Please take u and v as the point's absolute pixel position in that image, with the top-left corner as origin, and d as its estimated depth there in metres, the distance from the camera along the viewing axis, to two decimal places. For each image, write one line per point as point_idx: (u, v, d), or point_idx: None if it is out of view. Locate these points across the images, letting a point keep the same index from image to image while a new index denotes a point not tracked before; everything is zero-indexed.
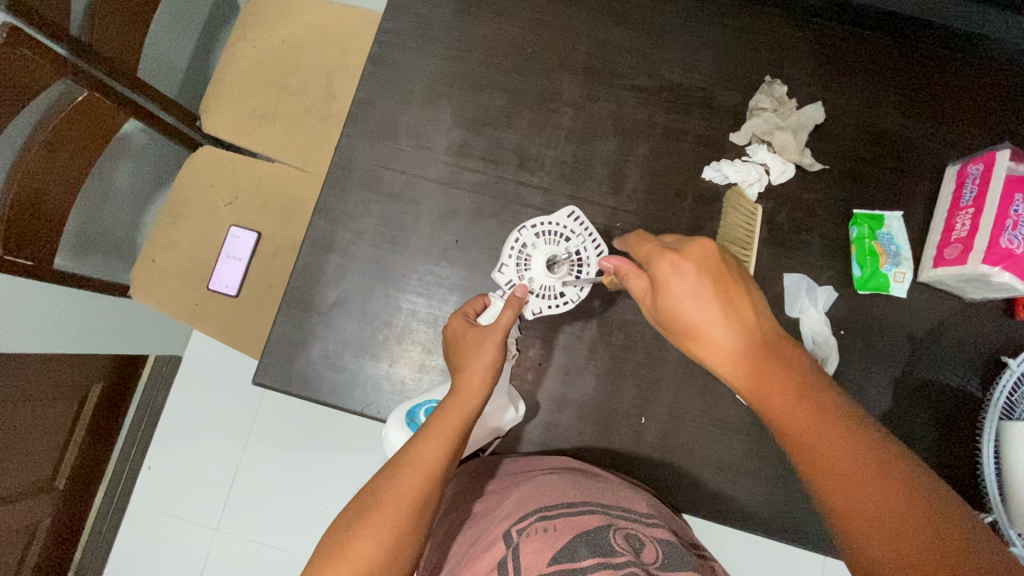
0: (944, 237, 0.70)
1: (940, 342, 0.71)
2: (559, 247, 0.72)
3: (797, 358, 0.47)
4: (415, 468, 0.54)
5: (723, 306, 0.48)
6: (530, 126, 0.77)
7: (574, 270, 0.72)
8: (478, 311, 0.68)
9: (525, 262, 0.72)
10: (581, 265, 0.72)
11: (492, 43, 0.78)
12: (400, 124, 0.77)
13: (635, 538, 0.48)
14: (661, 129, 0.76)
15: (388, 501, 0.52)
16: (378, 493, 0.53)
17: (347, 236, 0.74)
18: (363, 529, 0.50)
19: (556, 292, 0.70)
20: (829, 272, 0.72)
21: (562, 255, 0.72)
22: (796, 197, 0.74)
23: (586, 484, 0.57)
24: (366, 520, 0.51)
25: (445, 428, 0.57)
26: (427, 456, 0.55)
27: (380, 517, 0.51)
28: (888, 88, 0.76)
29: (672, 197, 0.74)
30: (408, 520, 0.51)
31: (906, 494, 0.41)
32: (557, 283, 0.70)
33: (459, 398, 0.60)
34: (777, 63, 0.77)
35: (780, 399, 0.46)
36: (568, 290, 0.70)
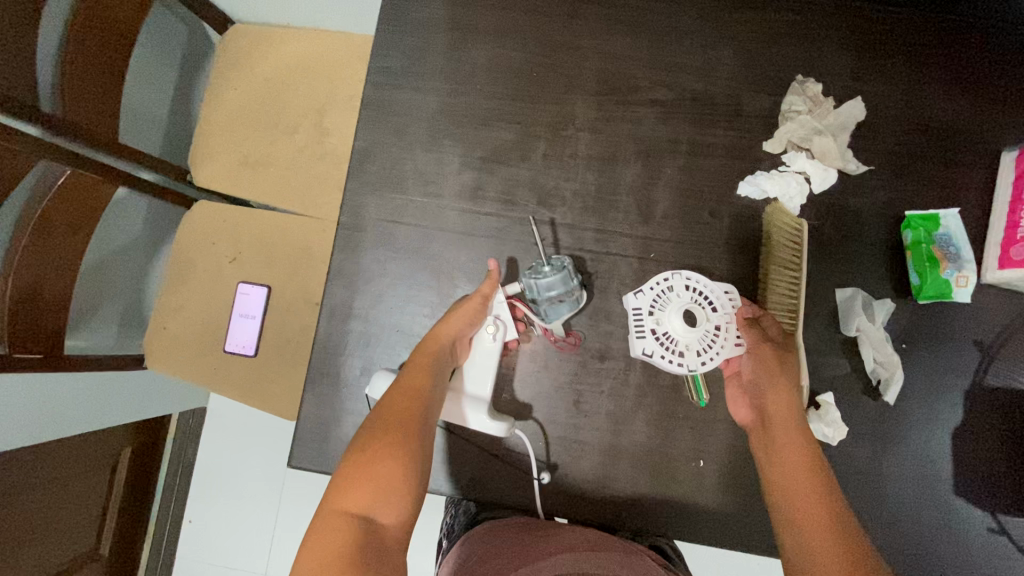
0: (1009, 234, 0.65)
1: (1012, 346, 0.66)
2: (702, 310, 0.63)
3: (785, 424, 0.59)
4: (405, 394, 0.58)
5: (790, 414, 0.59)
6: (545, 158, 0.71)
7: (706, 341, 0.62)
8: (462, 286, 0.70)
9: (660, 304, 0.64)
10: (715, 342, 0.62)
11: (493, 71, 0.72)
12: (406, 171, 0.71)
13: None
14: (687, 145, 0.70)
15: (393, 420, 0.55)
16: (381, 418, 0.56)
17: (366, 300, 0.70)
18: (378, 451, 0.52)
19: (677, 348, 0.62)
20: (884, 283, 0.68)
21: (702, 320, 0.63)
22: (842, 204, 0.68)
23: (606, 558, 0.56)
24: (379, 442, 0.53)
25: (428, 361, 0.60)
26: (420, 383, 0.59)
27: (393, 437, 0.54)
28: (929, 72, 0.69)
29: (707, 219, 0.69)
30: (415, 438, 0.55)
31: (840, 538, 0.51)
32: (683, 340, 0.62)
33: (437, 337, 0.62)
34: (807, 55, 0.70)
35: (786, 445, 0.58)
36: (688, 356, 0.62)
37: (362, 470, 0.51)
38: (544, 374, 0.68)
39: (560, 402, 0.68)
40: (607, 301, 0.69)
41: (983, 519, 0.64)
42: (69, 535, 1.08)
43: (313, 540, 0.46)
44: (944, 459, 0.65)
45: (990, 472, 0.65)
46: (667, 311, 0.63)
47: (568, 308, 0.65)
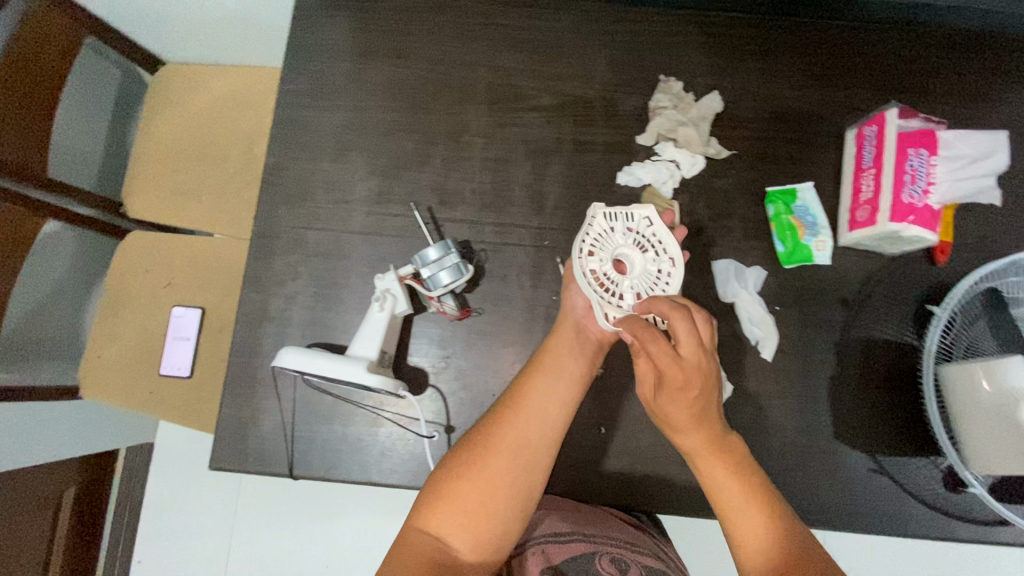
0: (854, 200, 0.72)
1: (872, 301, 0.73)
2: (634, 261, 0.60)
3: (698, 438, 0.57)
4: (534, 377, 0.63)
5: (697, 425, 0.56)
6: (445, 162, 0.78)
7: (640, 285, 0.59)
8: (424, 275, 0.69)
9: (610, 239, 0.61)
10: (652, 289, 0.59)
11: (393, 88, 0.80)
12: (316, 182, 0.77)
13: (619, 558, 0.62)
14: (570, 144, 0.78)
15: (494, 446, 0.59)
16: (478, 439, 0.60)
17: (281, 303, 0.74)
18: (493, 444, 0.59)
19: (615, 289, 0.60)
20: (754, 252, 0.75)
21: (638, 265, 0.60)
22: (709, 186, 0.77)
23: (582, 512, 0.70)
24: (467, 465, 0.58)
25: (547, 375, 0.64)
26: (533, 403, 0.62)
27: (481, 462, 0.58)
28: (775, 66, 0.79)
29: (592, 207, 0.76)
30: (509, 463, 0.59)
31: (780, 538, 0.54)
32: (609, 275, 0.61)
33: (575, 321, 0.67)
34: (669, 58, 0.79)
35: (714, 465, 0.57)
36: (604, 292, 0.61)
37: (467, 459, 0.59)
38: (453, 359, 0.73)
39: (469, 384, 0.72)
40: (508, 288, 0.75)
41: (862, 461, 0.70)
42: None
43: (427, 515, 0.57)
44: (823, 408, 0.71)
45: (865, 417, 0.71)
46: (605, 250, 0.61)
47: (451, 276, 0.68)
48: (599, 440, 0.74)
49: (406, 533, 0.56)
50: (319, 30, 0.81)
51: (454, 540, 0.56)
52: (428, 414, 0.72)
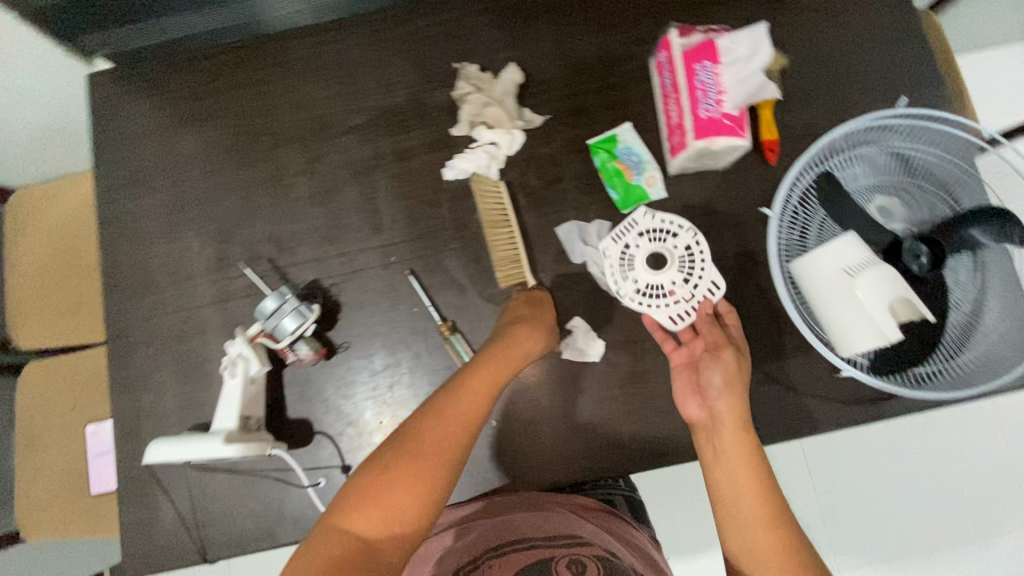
0: (668, 127, 0.72)
1: (717, 220, 0.74)
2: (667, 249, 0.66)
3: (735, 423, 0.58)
4: (451, 418, 0.58)
5: (735, 411, 0.59)
6: (274, 211, 0.77)
7: (684, 270, 0.65)
8: (272, 325, 0.68)
9: (628, 263, 0.66)
10: (648, 300, 0.65)
11: (206, 154, 0.79)
12: (155, 268, 0.77)
13: (576, 561, 0.61)
14: (390, 155, 0.78)
15: (430, 446, 0.55)
16: (417, 438, 0.55)
17: (152, 396, 0.73)
18: (430, 448, 0.55)
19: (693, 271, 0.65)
20: (593, 207, 0.75)
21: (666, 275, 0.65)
22: (534, 156, 0.76)
23: (535, 511, 0.68)
24: (401, 464, 0.53)
25: (486, 389, 0.61)
26: (468, 407, 0.59)
27: (417, 464, 0.54)
28: (566, 21, 0.79)
29: (427, 211, 0.76)
30: (440, 467, 0.54)
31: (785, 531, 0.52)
32: (666, 281, 0.65)
33: (503, 368, 0.63)
34: (463, 43, 0.79)
35: (733, 452, 0.57)
36: (677, 290, 0.65)
37: (382, 507, 0.51)
38: (332, 399, 0.72)
39: (355, 418, 0.71)
40: (367, 313, 0.74)
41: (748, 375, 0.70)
42: None
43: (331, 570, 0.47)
44: None
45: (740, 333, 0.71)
46: (647, 245, 0.66)
47: (295, 320, 0.68)
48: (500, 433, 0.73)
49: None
50: (120, 120, 0.81)
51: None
52: (320, 460, 0.70)
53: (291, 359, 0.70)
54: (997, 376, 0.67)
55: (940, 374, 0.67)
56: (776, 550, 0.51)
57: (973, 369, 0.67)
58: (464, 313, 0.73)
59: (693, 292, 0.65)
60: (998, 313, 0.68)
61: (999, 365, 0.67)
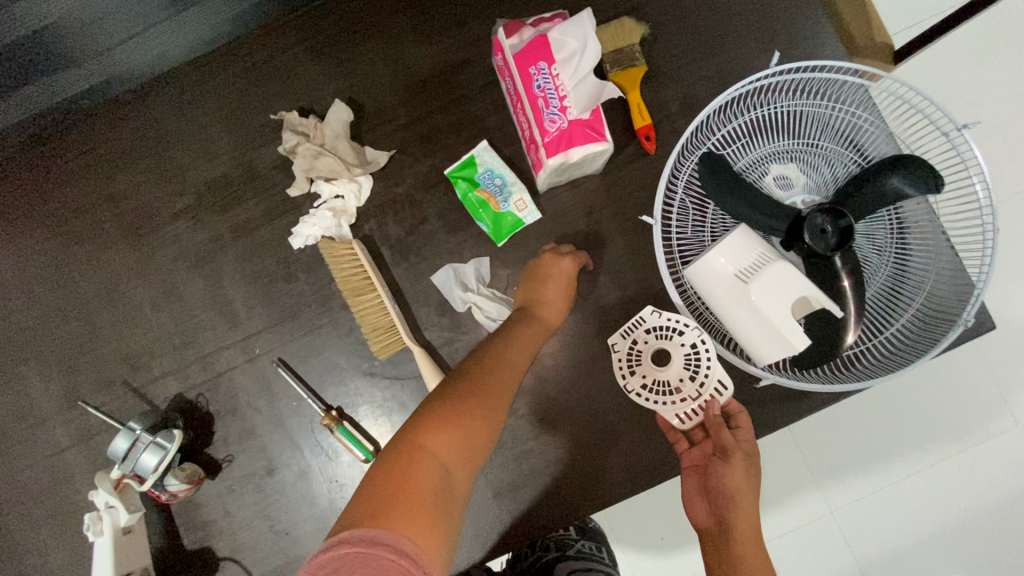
0: (524, 141, 0.62)
1: (603, 228, 0.65)
2: (672, 340, 0.60)
3: (744, 519, 0.53)
4: (494, 372, 0.52)
5: (749, 512, 0.53)
6: (118, 325, 0.68)
7: (690, 366, 0.60)
8: (132, 466, 0.60)
9: (635, 362, 0.62)
10: (655, 397, 0.60)
11: (25, 276, 0.69)
12: (2, 418, 0.68)
13: None
14: (228, 235, 0.68)
15: (483, 397, 0.49)
16: (470, 388, 0.49)
17: (34, 559, 0.66)
18: (483, 400, 0.49)
19: (702, 371, 0.60)
20: (466, 244, 0.66)
21: (675, 365, 0.59)
22: (388, 200, 0.67)
23: None
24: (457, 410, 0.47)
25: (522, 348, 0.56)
26: (511, 364, 0.54)
27: (474, 413, 0.47)
28: (389, 35, 0.68)
29: (285, 288, 0.67)
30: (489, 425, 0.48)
31: None
32: (671, 377, 0.59)
33: (531, 328, 0.58)
34: (279, 87, 0.68)
35: (746, 550, 0.51)
36: (685, 388, 0.59)
37: (461, 439, 0.46)
38: (228, 519, 0.65)
39: (258, 534, 0.64)
40: (244, 417, 0.66)
41: None
42: None
43: (391, 516, 0.38)
44: (607, 363, 0.65)
45: None
46: (654, 339, 0.61)
47: (155, 455, 0.60)
48: None
49: (363, 540, 0.36)
50: None
51: (424, 551, 0.37)
52: None
53: (165, 495, 0.63)
54: (933, 344, 0.58)
55: (865, 355, 0.60)
56: None
57: (904, 341, 0.60)
58: (348, 395, 0.65)
59: (699, 389, 0.59)
60: (923, 270, 0.60)
61: (936, 329, 0.59)
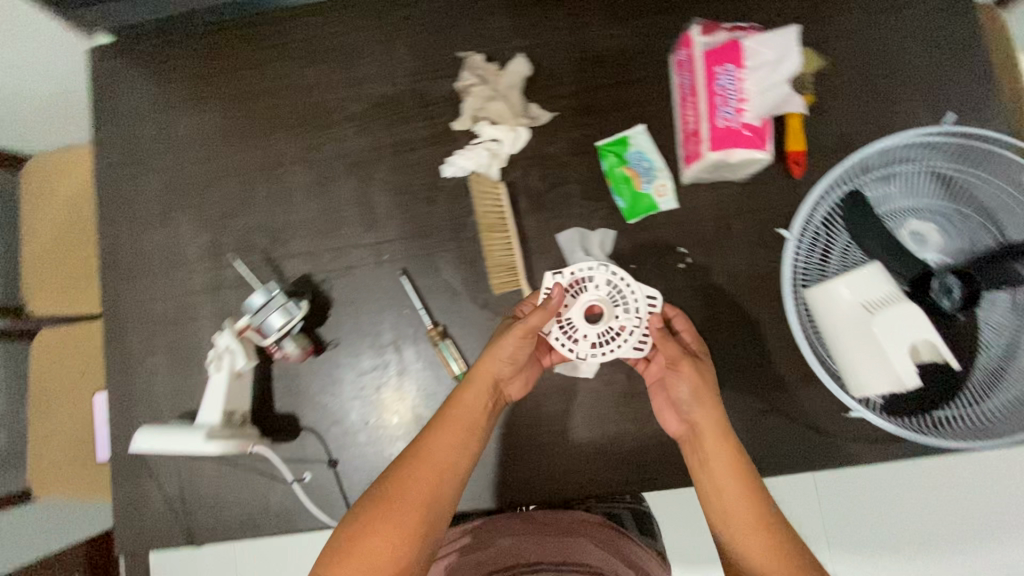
0: (684, 133, 0.67)
1: (729, 235, 0.69)
2: (601, 296, 0.60)
3: (709, 420, 0.58)
4: (455, 423, 0.60)
5: (715, 422, 0.58)
6: (269, 200, 0.75)
7: (618, 302, 0.61)
8: (257, 321, 0.66)
9: (568, 330, 0.61)
10: (611, 339, 0.60)
11: (203, 135, 0.77)
12: (151, 251, 0.76)
13: None
14: (388, 147, 0.74)
15: (431, 456, 0.58)
16: (425, 448, 0.59)
17: (145, 380, 0.74)
18: (429, 460, 0.58)
19: (631, 300, 0.60)
20: (599, 212, 0.70)
21: (609, 314, 0.60)
22: (539, 154, 0.72)
23: None
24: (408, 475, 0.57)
25: (483, 387, 0.62)
26: (472, 407, 0.61)
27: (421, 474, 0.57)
28: (582, 8, 0.73)
29: (425, 208, 0.73)
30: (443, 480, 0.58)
31: (769, 534, 0.55)
32: (608, 324, 0.60)
33: (478, 387, 0.62)
34: (470, 28, 0.74)
35: (715, 454, 0.58)
36: (622, 322, 0.60)
37: (411, 499, 0.56)
38: (319, 396, 0.71)
39: (343, 416, 0.71)
40: (356, 311, 0.72)
41: (752, 404, 0.67)
42: None
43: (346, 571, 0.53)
44: None
45: (740, 358, 0.68)
46: (578, 300, 0.61)
47: (281, 317, 0.66)
48: None
49: None
50: (119, 97, 0.79)
51: None
52: (304, 455, 0.70)
53: (278, 355, 0.70)
54: None
55: (958, 421, 0.60)
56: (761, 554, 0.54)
57: (999, 418, 0.59)
58: (455, 318, 0.71)
59: (638, 321, 0.60)
60: None
61: None
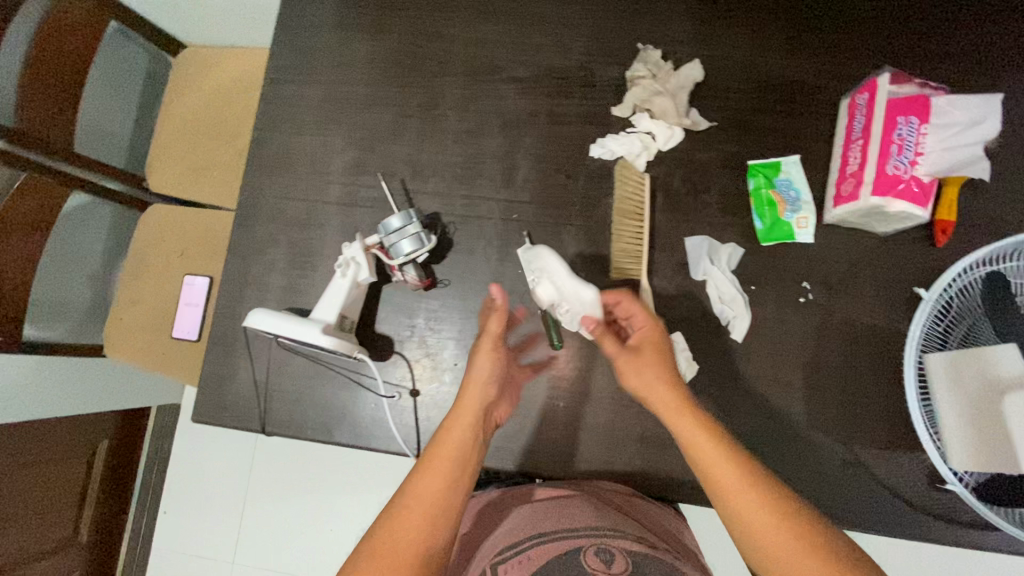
0: (841, 173, 0.67)
1: (855, 284, 0.69)
2: (547, 299, 0.66)
3: (676, 398, 0.57)
4: (441, 448, 0.57)
5: (677, 396, 0.57)
6: (418, 135, 0.79)
7: (555, 298, 0.65)
8: (390, 241, 0.69)
9: None
10: (566, 332, 0.67)
11: (373, 60, 0.81)
12: (296, 154, 0.80)
13: (604, 550, 0.54)
14: (544, 116, 0.77)
15: (423, 486, 0.54)
16: (415, 482, 0.55)
17: (261, 269, 0.78)
18: (422, 488, 0.54)
19: (561, 291, 0.64)
20: (732, 228, 0.71)
21: (553, 313, 0.66)
22: (687, 158, 0.73)
23: (551, 510, 0.63)
24: (405, 510, 0.53)
25: (462, 412, 0.59)
26: (456, 430, 0.58)
27: (417, 503, 0.53)
28: (765, 33, 0.74)
29: (563, 180, 0.75)
30: (442, 506, 0.53)
31: (782, 514, 0.49)
32: (552, 324, 0.66)
33: (461, 415, 0.59)
34: (651, 26, 0.76)
35: (697, 437, 0.54)
36: (566, 310, 0.64)
37: (414, 533, 0.51)
38: (420, 328, 0.74)
39: (437, 353, 0.73)
40: (474, 260, 0.75)
41: (837, 452, 0.67)
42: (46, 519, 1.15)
43: None
44: (796, 393, 0.68)
45: (836, 405, 0.68)
46: (526, 307, 0.67)
47: (413, 245, 0.69)
48: (561, 414, 0.72)
49: None
50: (306, 7, 0.83)
51: None
52: (392, 378, 0.73)
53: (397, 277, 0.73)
54: None
55: None
56: (774, 529, 0.49)
57: None
58: None
59: (575, 309, 0.64)
60: None
61: None
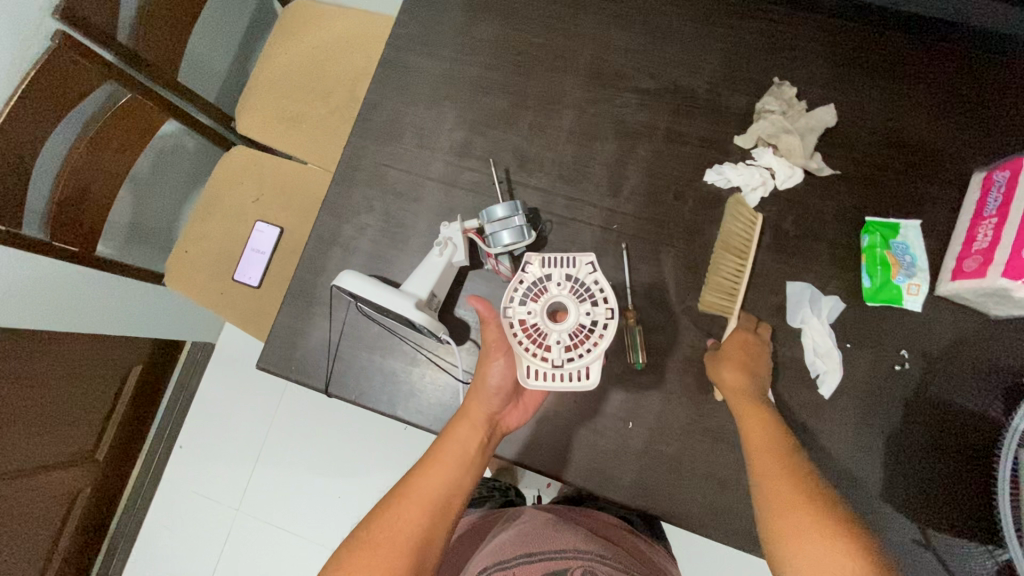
0: (965, 248, 0.66)
1: (955, 362, 0.67)
2: (572, 299, 0.60)
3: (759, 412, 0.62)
4: (441, 459, 0.62)
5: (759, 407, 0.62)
6: (531, 128, 0.78)
7: (578, 296, 0.60)
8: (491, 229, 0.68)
9: (538, 334, 0.60)
10: (588, 332, 0.59)
11: (498, 45, 0.80)
12: (405, 124, 0.80)
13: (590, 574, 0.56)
14: (662, 132, 0.76)
15: (418, 490, 0.61)
16: (412, 486, 0.61)
17: (351, 231, 0.78)
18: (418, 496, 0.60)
19: (591, 292, 0.60)
20: (836, 281, 0.70)
21: (573, 315, 0.60)
22: (802, 202, 0.72)
23: (539, 533, 0.64)
24: (397, 512, 0.59)
25: (464, 424, 0.64)
26: (457, 443, 0.63)
27: (410, 507, 0.59)
28: (903, 90, 0.72)
29: (671, 200, 0.74)
30: (432, 514, 0.59)
31: (838, 535, 0.52)
32: (567, 326, 0.59)
33: (462, 426, 0.64)
34: (788, 61, 0.74)
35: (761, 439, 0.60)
36: (593, 312, 0.59)
37: (403, 537, 0.57)
38: None
39: None
40: None
41: (907, 529, 0.65)
42: (72, 430, 1.15)
43: None
44: (874, 460, 0.66)
45: (914, 481, 0.66)
46: (540, 302, 0.60)
47: (513, 237, 0.67)
48: (627, 434, 0.70)
49: None
50: None
51: None
52: (465, 364, 0.73)
53: (489, 265, 0.73)
54: None
55: None
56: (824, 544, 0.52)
57: None
58: (655, 311, 0.72)
59: (595, 316, 0.59)
60: None
61: None
